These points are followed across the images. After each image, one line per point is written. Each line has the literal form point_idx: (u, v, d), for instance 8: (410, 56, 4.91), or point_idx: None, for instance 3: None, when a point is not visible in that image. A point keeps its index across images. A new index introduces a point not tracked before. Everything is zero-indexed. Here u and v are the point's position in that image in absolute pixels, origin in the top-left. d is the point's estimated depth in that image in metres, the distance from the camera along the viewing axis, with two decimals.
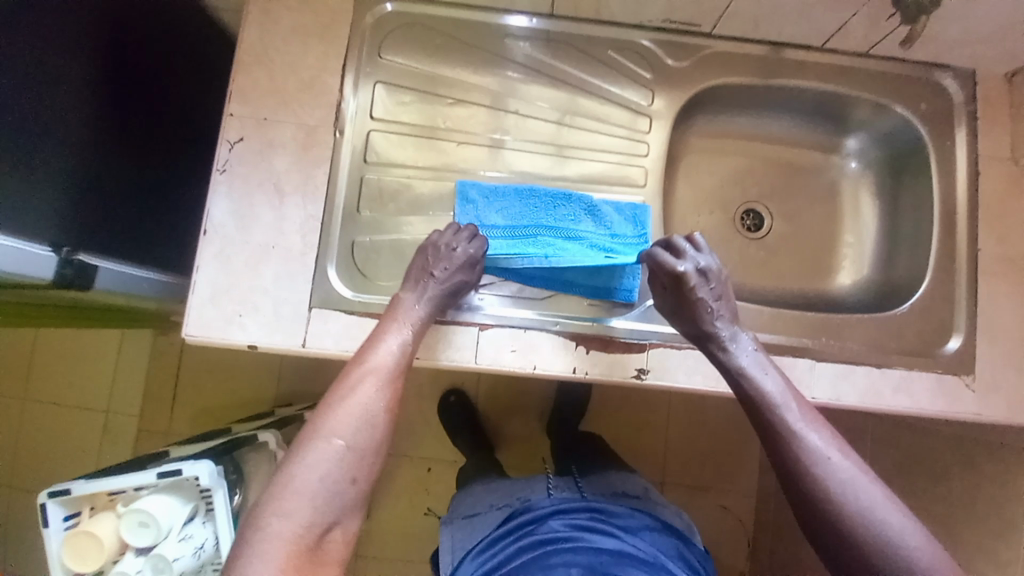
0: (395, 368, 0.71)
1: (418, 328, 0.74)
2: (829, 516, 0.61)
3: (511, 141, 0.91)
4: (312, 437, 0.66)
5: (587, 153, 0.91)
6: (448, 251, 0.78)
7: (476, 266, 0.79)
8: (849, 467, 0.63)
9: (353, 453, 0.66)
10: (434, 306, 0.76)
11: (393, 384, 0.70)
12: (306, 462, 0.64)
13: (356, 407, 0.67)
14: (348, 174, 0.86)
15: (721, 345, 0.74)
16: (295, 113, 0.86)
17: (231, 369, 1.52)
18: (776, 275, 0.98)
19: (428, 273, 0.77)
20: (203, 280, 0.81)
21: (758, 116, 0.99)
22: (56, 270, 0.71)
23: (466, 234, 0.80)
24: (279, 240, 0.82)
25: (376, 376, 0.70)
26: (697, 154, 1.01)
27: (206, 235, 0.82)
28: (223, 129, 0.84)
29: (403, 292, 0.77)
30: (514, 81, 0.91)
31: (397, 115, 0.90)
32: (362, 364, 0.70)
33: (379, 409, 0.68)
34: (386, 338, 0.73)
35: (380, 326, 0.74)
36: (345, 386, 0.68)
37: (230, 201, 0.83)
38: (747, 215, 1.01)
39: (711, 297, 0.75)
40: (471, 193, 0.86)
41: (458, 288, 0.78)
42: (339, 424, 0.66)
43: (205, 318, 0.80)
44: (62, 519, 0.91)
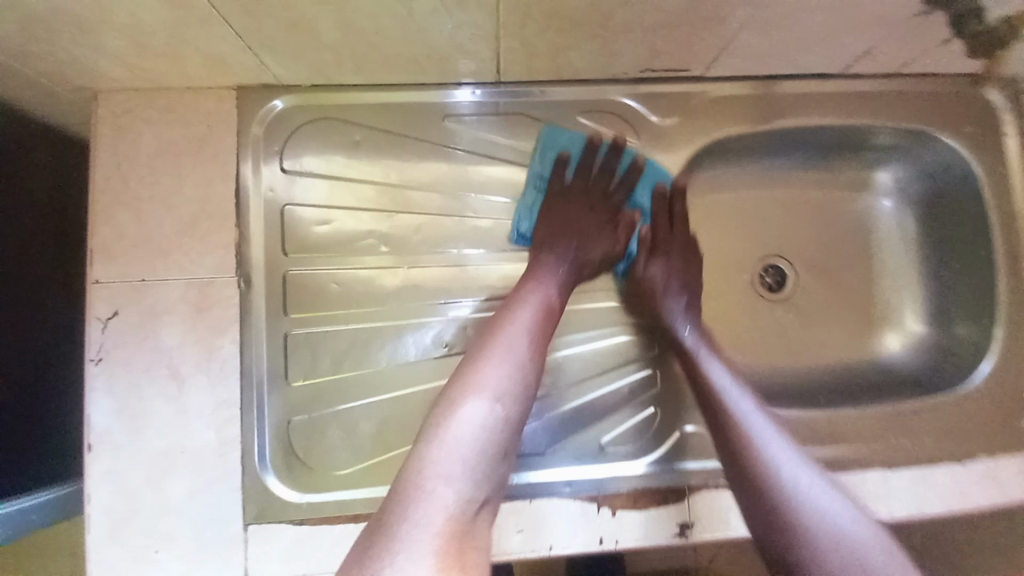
0: (546, 323, 0.62)
1: (564, 292, 0.67)
2: (788, 511, 0.56)
3: (472, 253, 0.71)
4: (462, 388, 0.55)
5: None
6: (584, 213, 0.72)
7: (622, 231, 0.73)
8: (794, 458, 0.59)
9: (509, 421, 0.55)
10: (572, 275, 0.69)
11: (546, 341, 0.61)
12: (457, 423, 0.52)
13: (512, 361, 0.57)
14: (269, 336, 0.66)
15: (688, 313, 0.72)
16: (181, 265, 0.63)
17: None
18: (812, 345, 0.83)
19: (567, 234, 0.70)
20: (96, 511, 0.60)
21: (767, 161, 0.82)
22: None
23: (602, 191, 0.73)
24: (185, 442, 0.61)
25: (530, 330, 0.60)
26: (701, 218, 0.83)
27: (89, 451, 0.61)
28: (88, 303, 0.62)
29: (538, 248, 0.69)
30: (466, 171, 0.71)
31: (319, 241, 0.69)
32: (512, 321, 0.61)
33: (533, 372, 0.58)
34: (532, 293, 0.64)
35: (521, 282, 0.66)
36: (495, 339, 0.59)
37: (114, 398, 0.61)
38: (767, 273, 0.84)
39: (676, 255, 0.75)
40: (563, 140, 0.70)
41: (599, 257, 0.72)
42: (495, 383, 0.55)
43: (106, 560, 0.59)
44: None
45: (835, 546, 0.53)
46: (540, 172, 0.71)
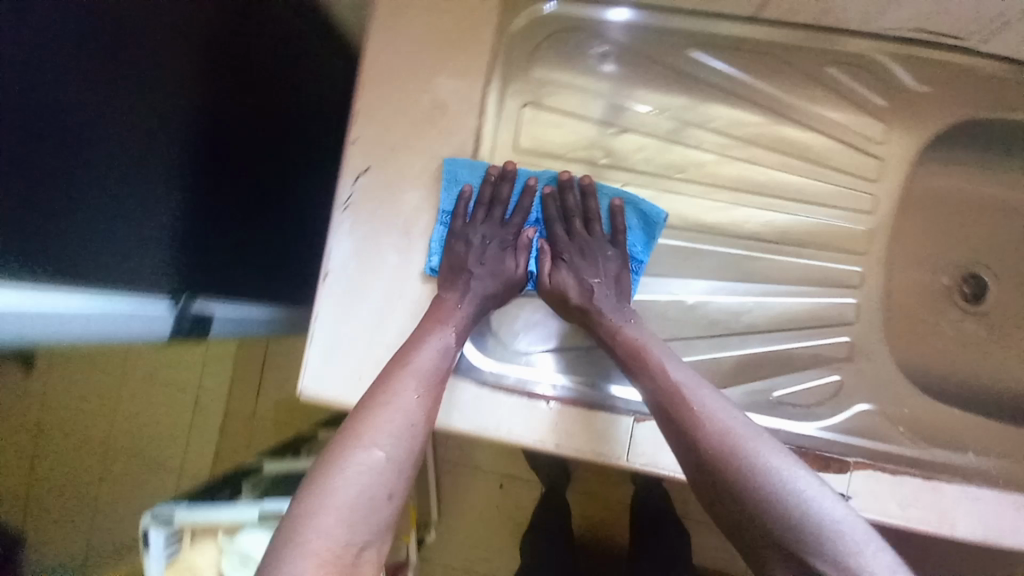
0: (437, 375, 0.61)
1: (461, 330, 0.66)
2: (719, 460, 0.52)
3: (683, 183, 0.70)
4: (348, 437, 0.54)
5: (783, 201, 0.70)
6: (479, 244, 0.70)
7: (519, 254, 0.71)
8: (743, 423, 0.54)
9: (395, 466, 0.54)
10: (477, 308, 0.68)
11: (437, 386, 0.61)
12: (342, 471, 0.52)
13: (399, 408, 0.57)
14: (484, 218, 0.71)
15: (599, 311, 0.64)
16: (427, 141, 0.69)
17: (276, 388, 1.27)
18: (999, 364, 0.77)
19: (466, 266, 0.68)
20: (321, 330, 0.70)
21: (1004, 160, 0.76)
22: (173, 324, 0.63)
23: (501, 216, 0.71)
24: (406, 290, 0.70)
25: (419, 378, 0.60)
26: (915, 207, 0.77)
27: (323, 279, 0.70)
28: (345, 157, 0.70)
29: (440, 291, 0.67)
30: (692, 101, 0.72)
31: (543, 141, 0.72)
32: (404, 364, 0.60)
33: (421, 415, 0.58)
34: (428, 341, 0.63)
35: (420, 328, 0.64)
36: (383, 389, 0.58)
37: (353, 241, 0.70)
38: (966, 281, 0.79)
39: (579, 258, 0.68)
40: (461, 175, 0.69)
41: (503, 284, 0.70)
42: (381, 428, 0.55)
43: (323, 375, 0.70)
44: (164, 546, 0.94)
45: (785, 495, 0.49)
46: (445, 208, 0.70)
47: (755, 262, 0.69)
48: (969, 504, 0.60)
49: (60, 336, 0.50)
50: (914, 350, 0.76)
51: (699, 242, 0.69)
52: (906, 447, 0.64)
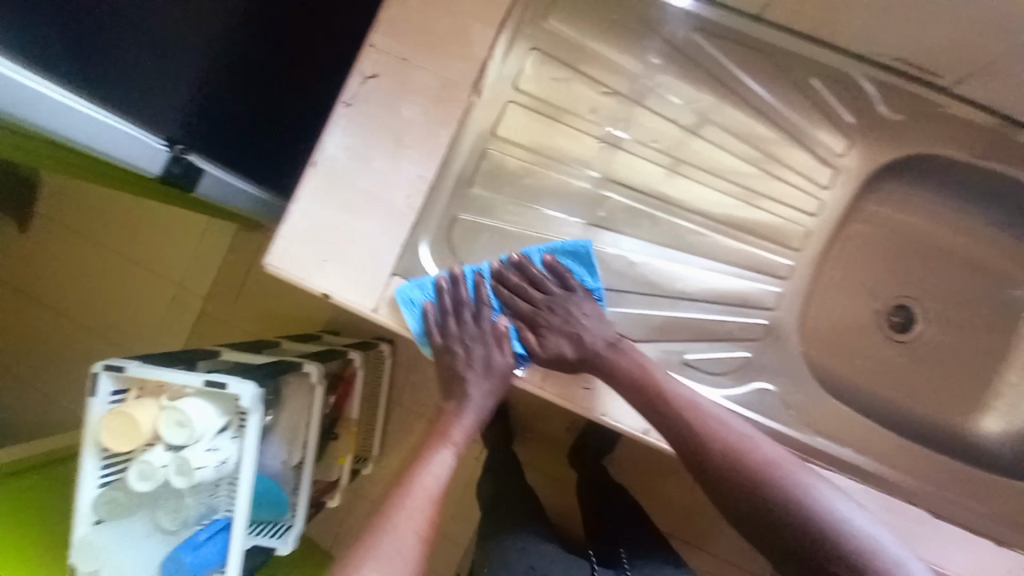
0: (434, 504, 0.67)
1: (466, 430, 0.71)
2: (763, 481, 0.59)
3: (645, 149, 0.77)
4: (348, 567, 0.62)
5: (736, 187, 0.77)
6: (461, 348, 0.71)
7: (503, 345, 0.71)
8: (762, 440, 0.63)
9: None
10: (479, 408, 0.71)
11: (436, 508, 0.67)
12: None
13: (394, 542, 0.63)
14: (472, 143, 0.75)
15: (592, 363, 0.67)
16: (438, 61, 0.74)
17: (263, 292, 1.55)
18: (912, 393, 0.83)
19: (460, 373, 0.71)
20: (298, 212, 0.75)
21: (953, 205, 0.83)
22: (165, 166, 0.71)
23: (471, 314, 0.72)
24: (385, 193, 0.74)
25: (423, 498, 0.67)
26: (865, 232, 0.84)
27: (314, 166, 0.75)
28: (359, 60, 0.75)
29: (444, 403, 0.73)
30: (660, 74, 0.77)
31: (544, 91, 0.77)
32: (404, 491, 0.67)
33: (413, 539, 0.64)
34: (430, 461, 0.69)
35: (425, 445, 0.71)
36: (390, 514, 0.65)
37: (347, 138, 0.75)
38: (897, 311, 0.85)
39: (550, 320, 0.70)
40: (415, 297, 0.71)
41: (501, 378, 0.71)
42: (376, 558, 0.63)
43: (290, 252, 0.75)
44: (111, 393, 0.98)
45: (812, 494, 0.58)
46: (416, 330, 0.71)
47: (700, 235, 0.76)
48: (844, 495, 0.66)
49: (68, 135, 0.60)
50: (833, 361, 0.82)
51: (665, 212, 0.76)
52: (797, 433, 0.70)
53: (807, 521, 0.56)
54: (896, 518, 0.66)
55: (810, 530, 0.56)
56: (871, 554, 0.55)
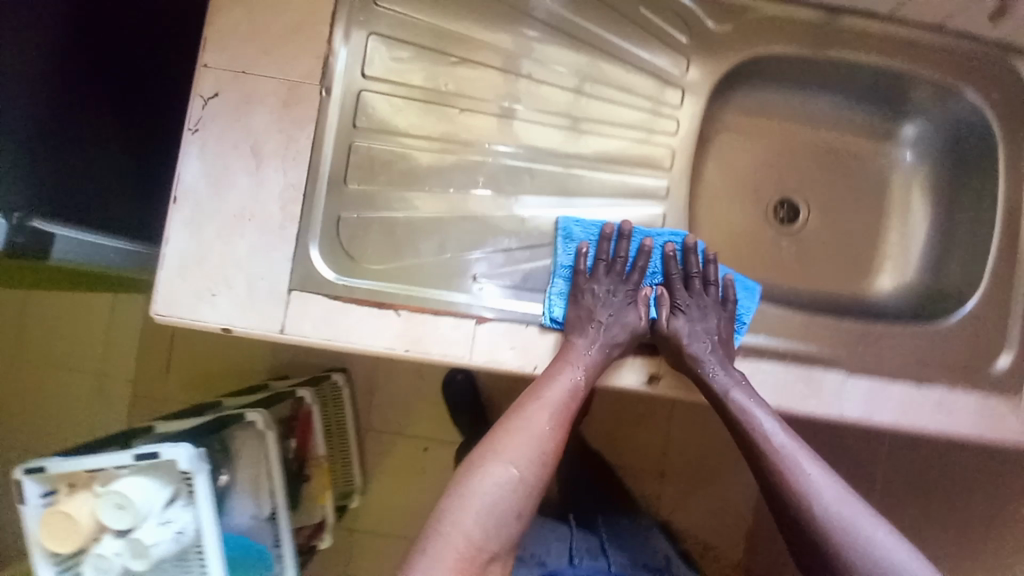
0: (568, 407, 0.68)
1: (595, 372, 0.70)
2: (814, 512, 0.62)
3: (523, 111, 0.78)
4: (480, 457, 0.65)
5: (605, 128, 0.79)
6: (608, 296, 0.73)
7: (640, 307, 0.73)
8: (826, 476, 0.63)
9: (524, 486, 0.64)
10: (609, 344, 0.71)
11: (568, 416, 0.68)
12: (482, 483, 0.63)
13: (529, 439, 0.65)
14: (335, 140, 0.75)
15: (706, 370, 0.70)
16: (278, 66, 0.73)
17: (199, 352, 1.56)
18: (813, 276, 0.89)
19: (594, 318, 0.71)
20: (173, 253, 0.71)
21: (801, 97, 0.90)
22: (7, 238, 0.64)
23: (621, 270, 0.75)
24: (256, 209, 0.72)
25: (552, 410, 0.67)
26: (732, 140, 0.90)
27: (175, 201, 0.72)
28: (196, 82, 0.72)
29: (573, 334, 0.71)
30: (532, 40, 0.78)
31: (395, 74, 0.77)
32: (537, 398, 0.68)
33: (551, 443, 0.66)
34: (561, 376, 0.69)
35: (555, 363, 0.70)
36: (523, 413, 0.67)
37: (203, 164, 0.72)
38: (783, 206, 0.91)
39: (701, 327, 0.72)
40: (575, 231, 0.75)
41: (625, 333, 0.72)
42: (514, 449, 0.64)
43: (173, 295, 0.71)
44: (40, 496, 0.91)
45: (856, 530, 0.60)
46: (562, 264, 0.75)
47: (579, 178, 0.78)
48: (759, 380, 0.73)
49: None
50: (732, 266, 0.87)
51: (540, 163, 0.77)
52: None
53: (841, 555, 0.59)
54: (812, 390, 0.73)
55: (843, 555, 0.60)
56: None
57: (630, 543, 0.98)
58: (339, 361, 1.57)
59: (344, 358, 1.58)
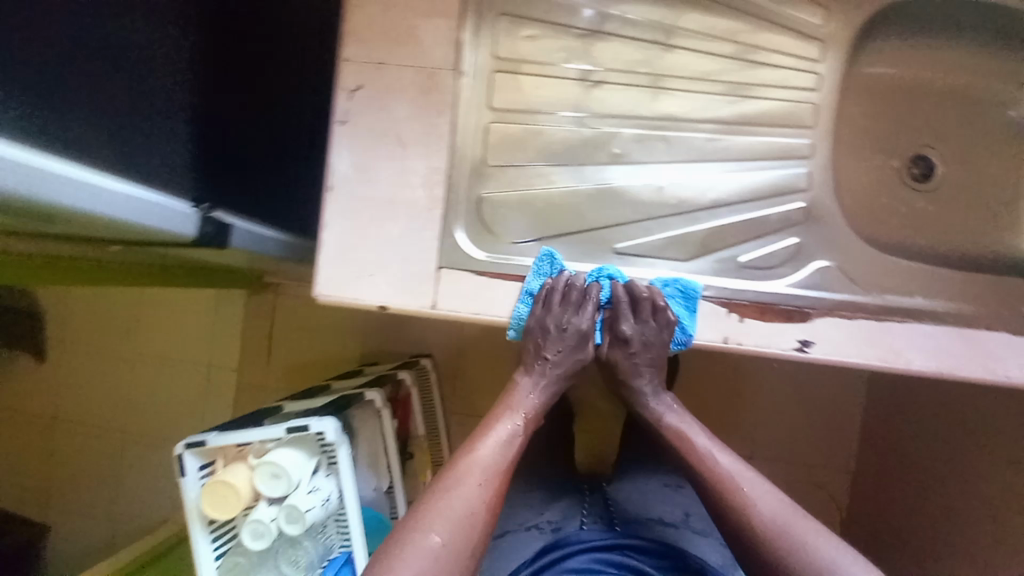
0: (502, 463, 0.73)
1: (534, 417, 0.78)
2: (765, 533, 0.66)
3: (600, 72, 0.78)
4: (412, 525, 0.67)
5: (685, 83, 0.77)
6: (558, 334, 0.76)
7: (586, 340, 0.77)
8: (767, 493, 0.68)
9: (449, 550, 0.65)
10: (549, 390, 0.79)
11: (499, 474, 0.72)
12: (405, 559, 0.63)
13: (460, 501, 0.68)
14: (470, 122, 0.77)
15: (643, 398, 0.80)
16: (414, 53, 0.75)
17: (296, 341, 1.65)
18: (946, 235, 0.85)
19: (542, 357, 0.78)
20: (331, 238, 0.76)
21: (932, 45, 0.86)
22: (198, 227, 0.73)
23: (576, 300, 0.74)
24: (404, 194, 0.76)
25: (482, 469, 0.71)
26: (859, 97, 0.86)
27: (331, 190, 0.76)
28: (338, 76, 0.76)
29: (518, 375, 0.80)
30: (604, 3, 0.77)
31: (522, 51, 0.78)
32: (469, 454, 0.73)
33: (480, 504, 0.69)
34: (496, 428, 0.75)
35: (493, 414, 0.77)
36: (453, 475, 0.70)
37: (352, 154, 0.76)
38: (914, 162, 0.88)
39: (642, 353, 0.77)
40: (546, 264, 0.74)
41: (572, 366, 0.79)
42: (442, 515, 0.67)
43: (335, 277, 0.76)
44: (198, 469, 0.99)
45: (805, 545, 0.63)
46: (529, 288, 0.74)
47: (716, 143, 0.77)
48: (920, 341, 0.69)
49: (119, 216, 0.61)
50: (866, 228, 0.84)
51: (669, 130, 0.77)
52: (865, 298, 0.71)
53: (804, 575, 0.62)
54: (976, 351, 0.69)
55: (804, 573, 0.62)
56: None
57: (647, 497, 0.97)
58: (423, 347, 1.62)
59: (427, 345, 1.63)
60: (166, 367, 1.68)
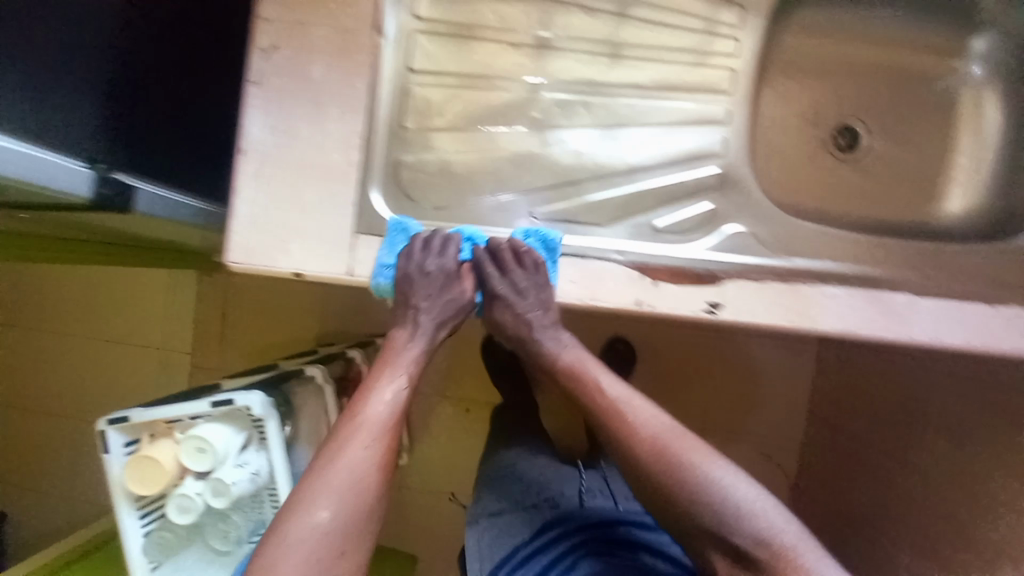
0: (388, 423, 0.71)
1: (415, 367, 0.77)
2: (660, 462, 0.67)
3: (558, 39, 0.77)
4: (297, 498, 0.65)
5: (651, 53, 0.77)
6: (423, 279, 0.73)
7: (455, 283, 0.75)
8: (660, 422, 0.70)
9: (339, 517, 0.64)
10: (424, 340, 0.78)
11: (387, 432, 0.71)
12: (289, 531, 0.63)
13: (345, 468, 0.67)
14: (390, 85, 0.75)
15: (535, 340, 0.77)
16: (329, 11, 0.72)
17: (250, 323, 1.62)
18: (869, 203, 0.87)
19: (412, 305, 0.76)
20: (245, 203, 0.74)
21: (861, 13, 0.86)
22: (94, 186, 0.68)
23: (441, 254, 0.72)
24: (320, 157, 0.74)
25: (368, 430, 0.70)
26: (790, 66, 0.87)
27: (243, 153, 0.74)
28: (252, 34, 0.73)
29: (395, 330, 0.79)
30: None
31: (444, 11, 0.76)
32: (352, 418, 0.71)
33: (369, 467, 0.68)
34: (378, 389, 0.74)
35: (373, 374, 0.75)
36: (336, 442, 0.69)
37: (267, 116, 0.74)
38: (840, 133, 0.88)
39: (523, 304, 0.74)
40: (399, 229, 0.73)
41: (447, 309, 0.77)
42: (328, 485, 0.66)
43: (249, 244, 0.74)
44: (124, 445, 0.97)
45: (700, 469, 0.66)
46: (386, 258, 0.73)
47: (636, 108, 0.77)
48: (829, 304, 0.70)
49: None
50: (791, 198, 0.85)
51: (590, 96, 0.77)
52: (778, 262, 0.72)
53: (701, 501, 0.64)
54: (880, 312, 0.70)
55: (703, 496, 0.64)
56: (751, 516, 0.63)
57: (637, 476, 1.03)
58: (382, 328, 1.61)
59: (388, 326, 1.62)
60: (113, 352, 1.64)
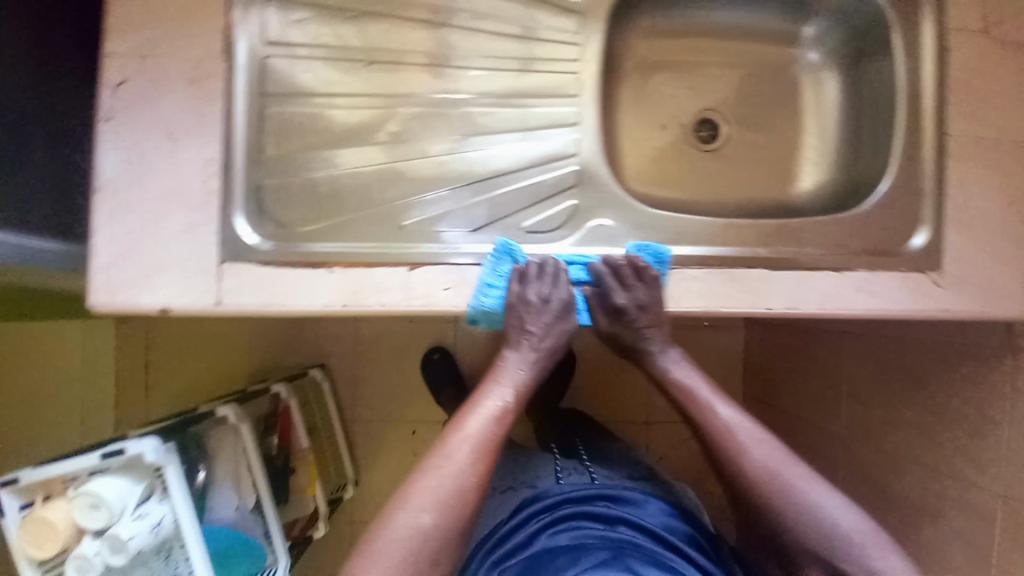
0: (489, 440, 0.74)
1: (522, 389, 0.80)
2: (762, 480, 0.73)
3: (458, 60, 0.80)
4: (400, 505, 0.69)
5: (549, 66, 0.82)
6: (540, 307, 0.75)
7: (569, 312, 0.79)
8: (774, 447, 0.75)
9: (437, 527, 0.68)
10: (537, 365, 0.81)
11: (488, 448, 0.74)
12: (389, 535, 0.67)
13: (449, 480, 0.70)
14: (246, 109, 0.75)
15: (654, 355, 0.84)
16: (177, 43, 0.72)
17: (174, 368, 1.55)
18: (736, 188, 0.92)
19: (525, 330, 0.78)
20: (105, 241, 0.72)
21: (706, 12, 0.92)
22: None
23: (535, 279, 0.74)
24: (179, 188, 0.72)
25: (469, 443, 0.73)
26: (644, 68, 0.93)
27: (99, 190, 0.72)
28: (101, 70, 0.72)
29: (506, 350, 0.81)
30: None
31: (298, 37, 0.77)
32: (458, 432, 0.74)
33: (468, 483, 0.71)
34: (480, 406, 0.77)
35: (478, 391, 0.79)
36: (440, 454, 0.72)
37: (121, 151, 0.72)
38: (700, 126, 0.94)
39: (642, 318, 0.79)
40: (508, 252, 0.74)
41: (559, 337, 0.80)
42: (429, 496, 0.69)
43: (112, 282, 0.72)
44: (18, 507, 0.91)
45: (795, 489, 0.72)
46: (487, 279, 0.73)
47: (492, 116, 0.81)
48: (688, 285, 0.75)
49: None
50: (654, 190, 0.89)
51: (451, 108, 0.80)
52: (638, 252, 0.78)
53: (799, 518, 0.71)
54: (738, 288, 0.74)
55: (789, 513, 0.71)
56: (835, 533, 0.70)
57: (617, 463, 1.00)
58: (317, 357, 1.57)
59: (323, 354, 1.58)
60: None
